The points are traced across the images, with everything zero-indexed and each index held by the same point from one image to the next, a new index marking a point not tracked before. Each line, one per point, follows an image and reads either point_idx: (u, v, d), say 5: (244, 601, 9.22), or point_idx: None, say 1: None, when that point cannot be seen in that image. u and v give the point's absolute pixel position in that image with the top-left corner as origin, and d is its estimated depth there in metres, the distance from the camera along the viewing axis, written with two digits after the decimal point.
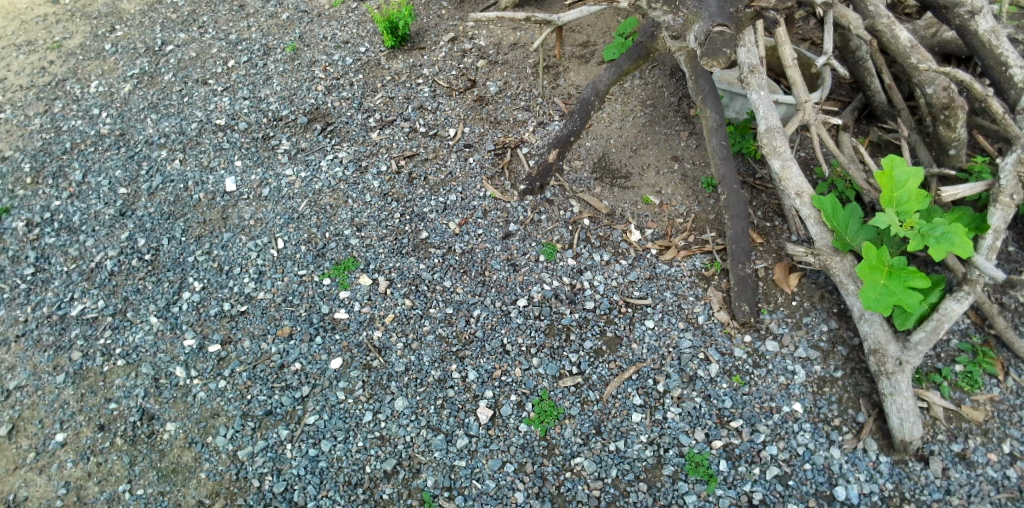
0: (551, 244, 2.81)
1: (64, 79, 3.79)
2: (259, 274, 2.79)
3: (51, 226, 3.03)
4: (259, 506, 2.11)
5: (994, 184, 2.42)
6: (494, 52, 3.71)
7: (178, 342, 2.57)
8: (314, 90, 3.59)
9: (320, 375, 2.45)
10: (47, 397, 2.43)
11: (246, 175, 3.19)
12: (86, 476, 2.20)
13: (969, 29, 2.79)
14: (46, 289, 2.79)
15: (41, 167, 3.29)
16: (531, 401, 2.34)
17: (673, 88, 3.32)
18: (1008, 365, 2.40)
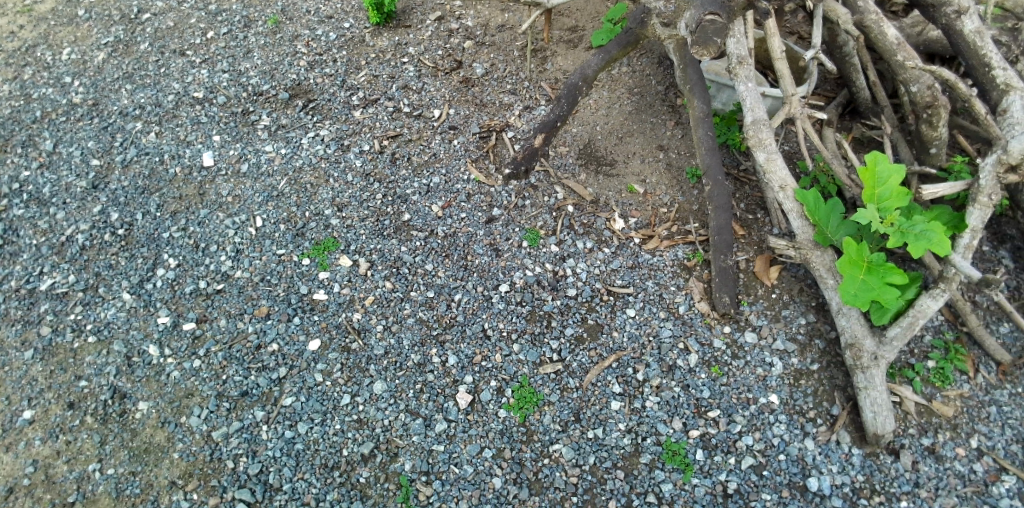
0: (534, 230, 2.79)
1: (35, 44, 3.64)
2: (236, 252, 2.74)
3: (19, 197, 2.93)
4: (233, 487, 2.09)
5: (974, 184, 2.44)
6: (481, 32, 3.64)
7: (152, 319, 2.52)
8: (295, 65, 3.50)
9: (297, 356, 2.42)
10: (14, 373, 2.36)
11: (224, 150, 3.11)
12: (54, 454, 2.15)
13: (954, 28, 2.83)
14: (15, 262, 2.70)
15: (9, 136, 3.17)
16: (511, 387, 2.34)
17: (661, 77, 3.30)
18: (978, 362, 2.45)
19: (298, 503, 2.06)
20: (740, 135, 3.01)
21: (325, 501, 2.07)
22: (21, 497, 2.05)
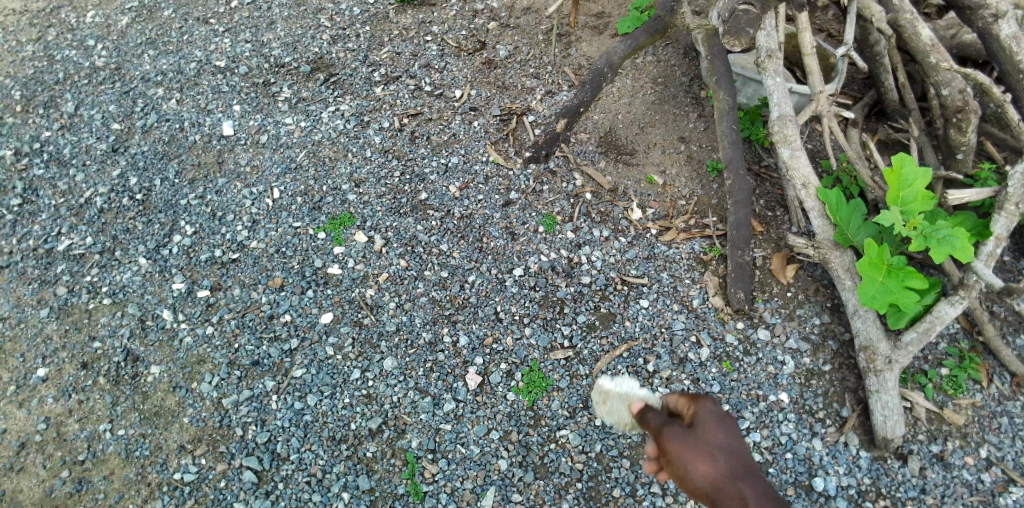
0: (551, 215, 2.78)
1: (59, 6, 3.64)
2: (253, 222, 2.74)
3: (40, 157, 2.94)
4: (241, 454, 2.12)
5: (1001, 191, 2.40)
6: (506, 14, 3.60)
7: (166, 284, 2.53)
8: (318, 39, 3.48)
9: (309, 328, 2.43)
10: (29, 330, 2.39)
11: (244, 120, 3.11)
12: (67, 412, 2.19)
13: (990, 32, 2.72)
14: (33, 222, 2.72)
15: (32, 96, 3.18)
16: (521, 371, 2.34)
17: (686, 68, 3.26)
18: (993, 372, 2.42)
19: (305, 474, 2.09)
20: (764, 131, 2.97)
21: (331, 473, 2.09)
22: (33, 452, 2.09)
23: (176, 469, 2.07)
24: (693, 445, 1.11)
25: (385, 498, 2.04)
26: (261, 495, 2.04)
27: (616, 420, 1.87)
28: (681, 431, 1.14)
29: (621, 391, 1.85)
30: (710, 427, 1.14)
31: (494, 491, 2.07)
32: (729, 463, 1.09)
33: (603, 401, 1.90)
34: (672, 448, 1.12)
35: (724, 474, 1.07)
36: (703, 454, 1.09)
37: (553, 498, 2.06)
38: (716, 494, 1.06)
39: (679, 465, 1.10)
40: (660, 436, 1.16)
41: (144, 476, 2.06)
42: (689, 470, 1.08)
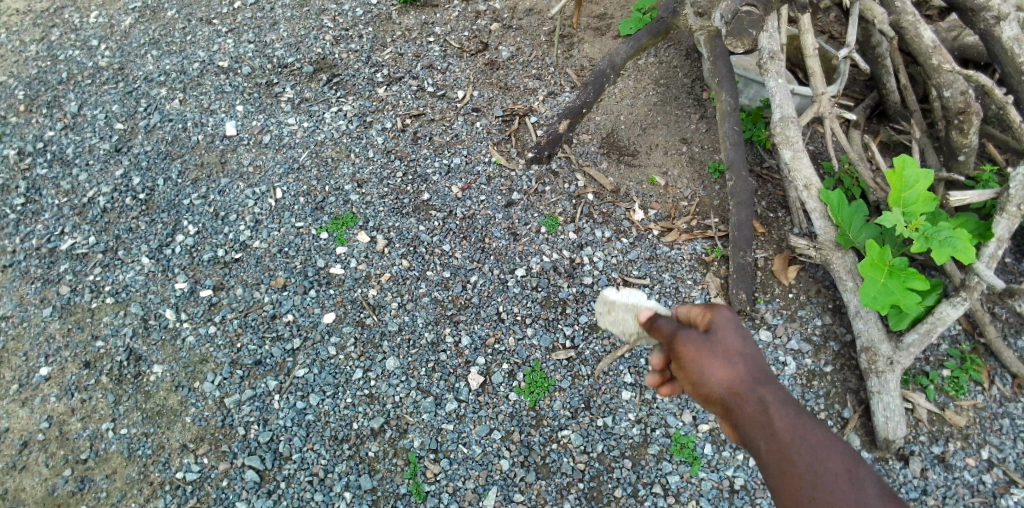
0: (553, 216, 2.78)
1: (63, 6, 3.65)
2: (256, 222, 2.75)
3: (43, 156, 2.95)
4: (243, 454, 2.12)
5: (1003, 192, 2.41)
6: (509, 16, 3.61)
7: (169, 284, 2.54)
8: (321, 39, 3.49)
9: (312, 328, 2.43)
10: (32, 329, 2.40)
11: (247, 120, 3.11)
12: (69, 411, 2.19)
13: (992, 34, 2.72)
14: (36, 221, 2.73)
15: (35, 96, 3.19)
16: (523, 371, 2.34)
17: (688, 69, 3.26)
18: (995, 373, 2.42)
19: (308, 473, 2.09)
20: (766, 132, 2.97)
21: (333, 472, 2.10)
22: (36, 451, 2.10)
23: (178, 468, 2.08)
24: (707, 348, 1.06)
25: (386, 498, 2.05)
26: (264, 494, 2.04)
27: (621, 332, 1.70)
28: (695, 336, 1.09)
29: (627, 300, 1.69)
30: (725, 335, 1.08)
31: (496, 491, 2.07)
32: (746, 366, 1.03)
33: (607, 313, 1.72)
34: (685, 350, 1.08)
35: (743, 378, 1.01)
36: (717, 358, 1.04)
37: (555, 498, 2.06)
38: (733, 398, 1.01)
39: (693, 369, 1.06)
40: (674, 339, 1.12)
41: (146, 475, 2.06)
42: (704, 375, 1.04)
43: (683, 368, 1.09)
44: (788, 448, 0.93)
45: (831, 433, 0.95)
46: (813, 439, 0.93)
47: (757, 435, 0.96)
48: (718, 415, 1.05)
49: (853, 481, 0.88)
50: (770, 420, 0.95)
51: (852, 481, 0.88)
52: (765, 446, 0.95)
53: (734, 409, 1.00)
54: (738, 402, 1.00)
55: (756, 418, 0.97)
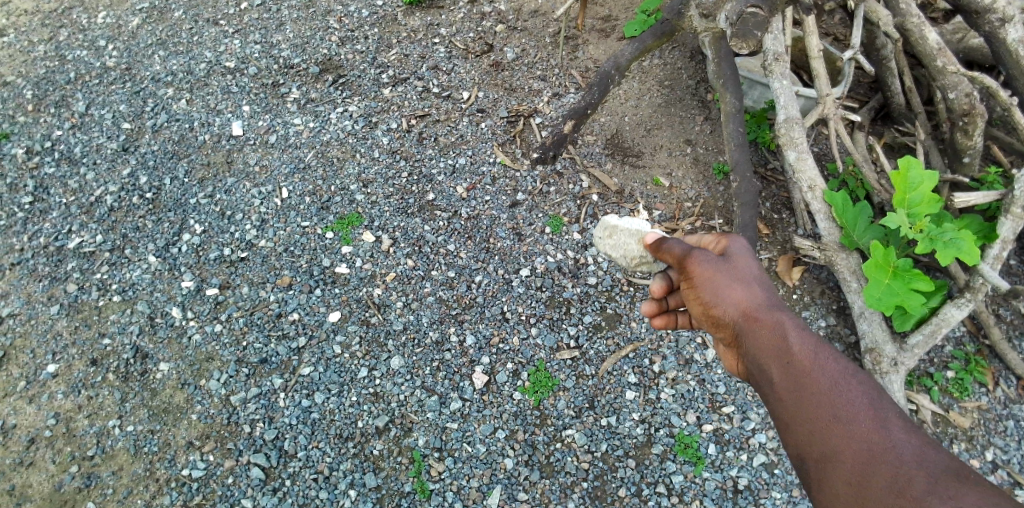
0: (557, 217, 2.79)
1: (71, 7, 3.68)
2: (261, 221, 2.76)
3: (51, 155, 2.97)
4: (248, 451, 2.13)
5: (1008, 194, 2.41)
6: (514, 17, 3.62)
7: (175, 283, 2.55)
8: (327, 40, 3.51)
9: (317, 327, 2.45)
10: (40, 327, 2.42)
11: (253, 120, 3.13)
12: (76, 408, 2.21)
13: (996, 36, 2.72)
14: (44, 220, 2.75)
15: (43, 96, 3.21)
16: (527, 370, 2.35)
17: (692, 71, 3.27)
18: (999, 375, 2.43)
19: (313, 471, 2.10)
20: (770, 133, 2.98)
21: (338, 470, 2.11)
22: (43, 447, 2.11)
23: (184, 465, 2.09)
24: (722, 270, 1.44)
25: (391, 496, 2.06)
26: (268, 491, 2.05)
27: (620, 253, 2.12)
28: (713, 260, 1.47)
29: (628, 227, 2.10)
30: (739, 262, 1.46)
31: (500, 490, 2.08)
32: (756, 289, 1.38)
33: (607, 236, 2.18)
34: (702, 265, 1.46)
35: (756, 299, 1.35)
36: (736, 280, 1.40)
37: (559, 497, 2.07)
38: (746, 316, 1.33)
39: (710, 285, 1.42)
40: (691, 258, 1.50)
41: (152, 472, 2.07)
42: (720, 291, 1.40)
43: (699, 284, 1.46)
44: (807, 374, 1.13)
45: (850, 367, 1.13)
46: (831, 370, 1.12)
47: (783, 354, 1.19)
48: (728, 330, 1.38)
49: (873, 411, 1.03)
50: (786, 343, 1.21)
51: (872, 411, 1.03)
52: (778, 363, 1.19)
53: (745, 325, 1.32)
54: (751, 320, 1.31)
55: (777, 341, 1.22)
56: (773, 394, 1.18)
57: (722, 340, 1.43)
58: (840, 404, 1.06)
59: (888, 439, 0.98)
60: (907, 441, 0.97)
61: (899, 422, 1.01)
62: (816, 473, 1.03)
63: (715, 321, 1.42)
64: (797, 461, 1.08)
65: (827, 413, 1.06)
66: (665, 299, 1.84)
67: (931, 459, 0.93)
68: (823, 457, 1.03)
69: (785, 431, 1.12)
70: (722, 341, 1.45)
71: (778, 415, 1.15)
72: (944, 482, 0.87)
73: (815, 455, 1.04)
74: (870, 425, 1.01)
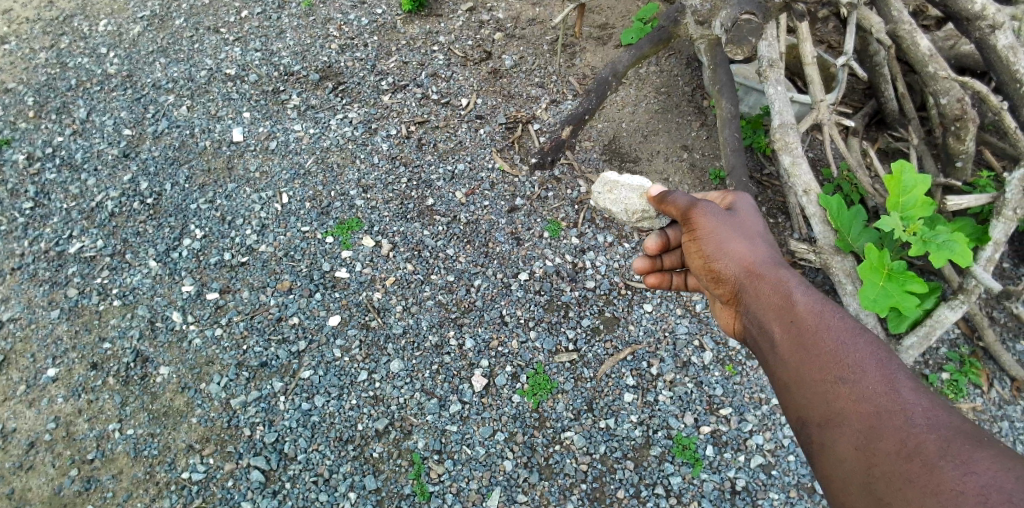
0: (556, 222, 2.82)
1: (73, 15, 3.71)
2: (262, 226, 2.78)
3: (52, 161, 2.99)
4: (248, 454, 2.14)
5: (1000, 197, 2.46)
6: (512, 25, 3.67)
7: (176, 287, 2.57)
8: (327, 48, 3.54)
9: (317, 330, 2.46)
10: (39, 331, 2.42)
11: (254, 127, 3.16)
12: (76, 412, 2.21)
13: (987, 43, 2.77)
14: (45, 225, 2.76)
15: (44, 102, 3.24)
16: (526, 373, 2.37)
17: (688, 78, 3.32)
18: (994, 377, 2.45)
19: (312, 474, 2.11)
20: (766, 139, 3.02)
21: (338, 473, 2.11)
22: (43, 451, 2.12)
23: (184, 468, 2.10)
24: (725, 224, 1.54)
25: (391, 498, 2.06)
26: (269, 494, 2.06)
27: (621, 207, 2.24)
28: (717, 214, 1.57)
29: (629, 182, 2.25)
30: (743, 218, 1.57)
31: (499, 492, 2.09)
32: (758, 246, 1.48)
33: (608, 191, 2.28)
34: (707, 217, 1.56)
35: (759, 258, 1.45)
36: (744, 235, 1.51)
37: (558, 499, 2.08)
38: (749, 272, 1.42)
39: (714, 238, 1.53)
40: (697, 210, 1.58)
41: (152, 475, 2.08)
42: (724, 245, 1.50)
43: (702, 237, 1.56)
44: (812, 336, 1.17)
45: (858, 328, 1.15)
46: (837, 330, 1.16)
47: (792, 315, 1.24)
48: (729, 285, 1.48)
49: (883, 374, 1.04)
50: (791, 302, 1.27)
51: (882, 372, 1.05)
52: (783, 322, 1.26)
53: (748, 281, 1.41)
54: (754, 276, 1.40)
55: (785, 303, 1.28)
56: (779, 357, 1.23)
57: (723, 297, 1.53)
58: (846, 366, 1.09)
59: (895, 401, 0.99)
60: (916, 401, 0.98)
61: (909, 383, 1.02)
62: (820, 438, 1.07)
63: (717, 276, 1.52)
64: (802, 425, 1.12)
65: (834, 374, 1.09)
66: (658, 259, 1.95)
67: (941, 420, 0.93)
68: (829, 422, 1.06)
69: (791, 394, 1.16)
70: (721, 297, 1.54)
71: (785, 378, 1.20)
72: (954, 444, 0.88)
73: (821, 421, 1.08)
74: (880, 388, 1.02)
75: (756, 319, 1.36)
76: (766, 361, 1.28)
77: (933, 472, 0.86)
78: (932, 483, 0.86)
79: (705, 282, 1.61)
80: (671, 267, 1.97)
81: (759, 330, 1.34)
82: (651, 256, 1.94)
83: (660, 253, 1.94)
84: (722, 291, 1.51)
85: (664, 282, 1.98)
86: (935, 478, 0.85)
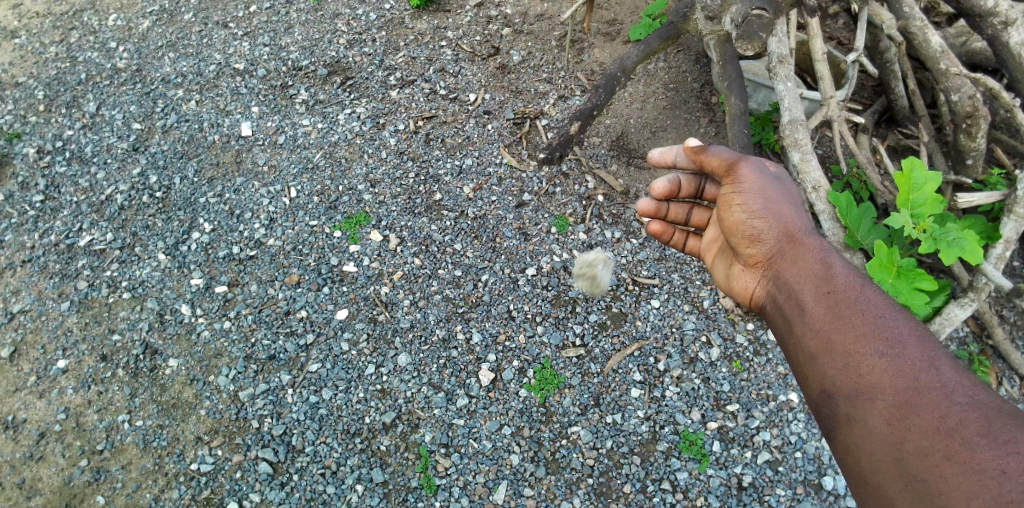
0: (563, 217, 2.82)
1: (83, 9, 3.73)
2: (270, 220, 2.79)
3: (62, 155, 3.01)
4: (256, 446, 2.15)
5: (1011, 194, 2.45)
6: (520, 21, 3.66)
7: (185, 280, 2.58)
8: (335, 43, 3.55)
9: (325, 324, 2.47)
10: (50, 323, 2.44)
11: (262, 121, 3.17)
12: (86, 403, 2.23)
13: (999, 40, 2.75)
14: (55, 218, 2.78)
15: (55, 96, 3.25)
16: (533, 368, 2.37)
17: (697, 74, 3.31)
18: (1002, 375, 2.44)
19: (320, 466, 2.12)
20: (775, 136, 3.01)
21: (345, 465, 2.12)
22: (53, 441, 2.14)
23: (192, 460, 2.11)
24: (770, 183, 1.50)
25: (398, 491, 2.07)
26: (276, 486, 2.07)
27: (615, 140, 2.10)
28: (763, 174, 1.52)
29: None
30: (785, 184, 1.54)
31: (506, 486, 2.10)
32: (798, 212, 1.47)
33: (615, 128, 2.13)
34: (754, 173, 1.51)
35: (800, 225, 1.43)
36: (789, 198, 1.48)
37: (564, 493, 2.09)
38: (790, 238, 1.41)
39: (758, 196, 1.49)
40: (745, 164, 1.53)
41: (160, 466, 2.09)
42: (767, 205, 1.47)
43: (745, 193, 1.51)
44: (850, 309, 1.17)
45: (894, 304, 1.16)
46: (875, 306, 1.15)
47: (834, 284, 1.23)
48: (763, 247, 1.47)
49: (923, 352, 1.05)
50: (829, 272, 1.27)
51: (921, 350, 1.05)
52: (819, 292, 1.25)
53: (787, 246, 1.41)
54: (794, 241, 1.40)
55: (824, 273, 1.28)
56: (809, 324, 1.23)
57: (748, 259, 1.52)
58: (883, 340, 1.09)
59: (935, 378, 1.00)
60: (956, 378, 0.99)
61: (949, 361, 1.02)
62: (848, 413, 1.08)
63: (752, 236, 1.49)
64: (828, 397, 1.13)
65: (869, 347, 1.10)
66: (663, 207, 1.97)
67: (983, 399, 0.94)
68: (860, 396, 1.07)
69: (819, 365, 1.16)
70: (746, 259, 1.53)
71: (813, 347, 1.20)
72: (996, 424, 0.89)
73: (851, 393, 1.08)
74: (919, 365, 1.03)
75: (786, 285, 1.36)
76: (792, 328, 1.29)
77: (970, 451, 0.88)
78: (969, 461, 0.87)
79: (729, 241, 1.59)
80: (672, 221, 1.97)
81: (787, 297, 1.35)
82: (658, 201, 1.96)
83: (666, 201, 1.95)
84: (750, 252, 1.50)
85: (665, 234, 1.95)
86: (974, 456, 0.87)
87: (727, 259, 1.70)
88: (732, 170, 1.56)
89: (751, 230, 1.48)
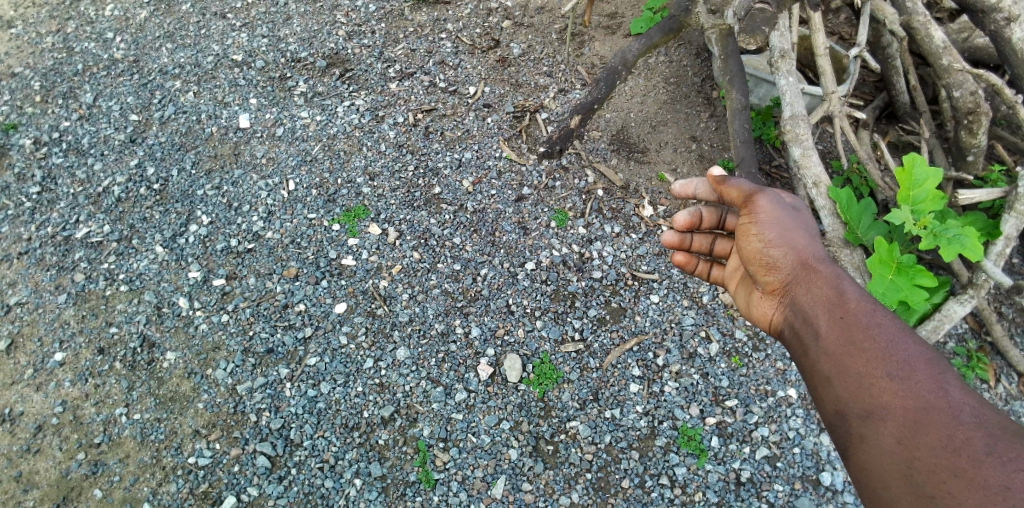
0: (563, 211, 2.81)
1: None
2: (268, 213, 2.77)
3: (59, 146, 2.99)
4: (254, 440, 2.15)
5: (1012, 191, 2.44)
6: (520, 14, 3.64)
7: (183, 273, 2.57)
8: (334, 34, 3.52)
9: (323, 318, 2.46)
10: (47, 315, 2.43)
11: (260, 113, 3.15)
12: (83, 397, 2.22)
13: (1002, 36, 2.73)
14: (52, 209, 2.76)
15: (52, 87, 3.23)
16: (532, 362, 2.37)
17: (698, 68, 3.29)
18: (1001, 372, 2.44)
19: (318, 460, 2.12)
20: (776, 131, 3.00)
21: (344, 459, 2.12)
22: (50, 435, 2.13)
23: (190, 453, 2.11)
24: (785, 213, 1.50)
25: (397, 485, 2.07)
26: (274, 479, 2.07)
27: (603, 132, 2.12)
28: (779, 204, 1.53)
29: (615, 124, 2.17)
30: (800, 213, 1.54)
31: (504, 480, 2.10)
32: (814, 241, 1.46)
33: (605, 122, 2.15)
34: (769, 204, 1.53)
35: (814, 252, 1.41)
36: (805, 229, 1.48)
37: (563, 487, 2.09)
38: (805, 265, 1.39)
39: (773, 225, 1.49)
40: (759, 196, 1.55)
41: (158, 459, 2.09)
42: (782, 233, 1.46)
43: (760, 222, 1.51)
44: (860, 331, 1.16)
45: (904, 325, 1.16)
46: (885, 328, 1.15)
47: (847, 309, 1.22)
48: (780, 274, 1.44)
49: (931, 373, 1.05)
50: (840, 296, 1.26)
51: (930, 372, 1.05)
52: (830, 316, 1.24)
53: (801, 271, 1.39)
54: (808, 268, 1.38)
55: (836, 298, 1.26)
56: (821, 348, 1.22)
57: (765, 286, 1.50)
58: (895, 362, 1.09)
59: (944, 398, 1.00)
60: (964, 400, 0.99)
61: (957, 382, 1.03)
62: (859, 432, 1.08)
63: (769, 264, 1.47)
64: (840, 417, 1.13)
65: (880, 369, 1.09)
66: (687, 238, 1.95)
67: (988, 419, 0.95)
68: (870, 416, 1.07)
69: (831, 387, 1.16)
70: (764, 287, 1.51)
71: (825, 370, 1.19)
72: (1002, 442, 0.90)
73: (862, 414, 1.08)
74: (927, 385, 1.03)
75: (801, 311, 1.34)
76: (806, 352, 1.27)
77: (976, 467, 0.88)
78: (975, 477, 0.87)
79: (747, 270, 1.58)
80: (696, 252, 1.96)
81: (801, 321, 1.32)
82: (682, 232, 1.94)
83: (690, 231, 1.94)
84: (768, 280, 1.48)
85: (689, 264, 1.95)
86: (979, 471, 0.88)
87: (746, 287, 1.67)
88: (747, 202, 1.58)
89: (768, 258, 1.47)
